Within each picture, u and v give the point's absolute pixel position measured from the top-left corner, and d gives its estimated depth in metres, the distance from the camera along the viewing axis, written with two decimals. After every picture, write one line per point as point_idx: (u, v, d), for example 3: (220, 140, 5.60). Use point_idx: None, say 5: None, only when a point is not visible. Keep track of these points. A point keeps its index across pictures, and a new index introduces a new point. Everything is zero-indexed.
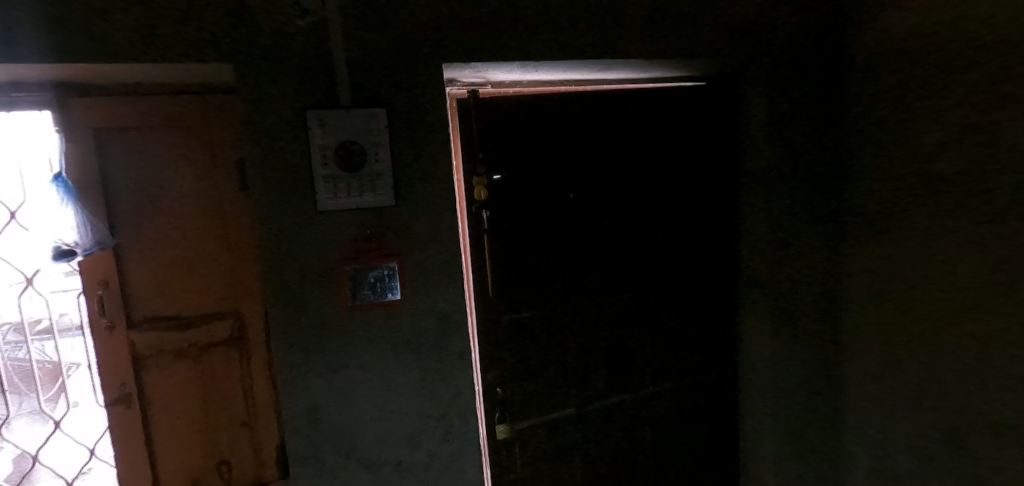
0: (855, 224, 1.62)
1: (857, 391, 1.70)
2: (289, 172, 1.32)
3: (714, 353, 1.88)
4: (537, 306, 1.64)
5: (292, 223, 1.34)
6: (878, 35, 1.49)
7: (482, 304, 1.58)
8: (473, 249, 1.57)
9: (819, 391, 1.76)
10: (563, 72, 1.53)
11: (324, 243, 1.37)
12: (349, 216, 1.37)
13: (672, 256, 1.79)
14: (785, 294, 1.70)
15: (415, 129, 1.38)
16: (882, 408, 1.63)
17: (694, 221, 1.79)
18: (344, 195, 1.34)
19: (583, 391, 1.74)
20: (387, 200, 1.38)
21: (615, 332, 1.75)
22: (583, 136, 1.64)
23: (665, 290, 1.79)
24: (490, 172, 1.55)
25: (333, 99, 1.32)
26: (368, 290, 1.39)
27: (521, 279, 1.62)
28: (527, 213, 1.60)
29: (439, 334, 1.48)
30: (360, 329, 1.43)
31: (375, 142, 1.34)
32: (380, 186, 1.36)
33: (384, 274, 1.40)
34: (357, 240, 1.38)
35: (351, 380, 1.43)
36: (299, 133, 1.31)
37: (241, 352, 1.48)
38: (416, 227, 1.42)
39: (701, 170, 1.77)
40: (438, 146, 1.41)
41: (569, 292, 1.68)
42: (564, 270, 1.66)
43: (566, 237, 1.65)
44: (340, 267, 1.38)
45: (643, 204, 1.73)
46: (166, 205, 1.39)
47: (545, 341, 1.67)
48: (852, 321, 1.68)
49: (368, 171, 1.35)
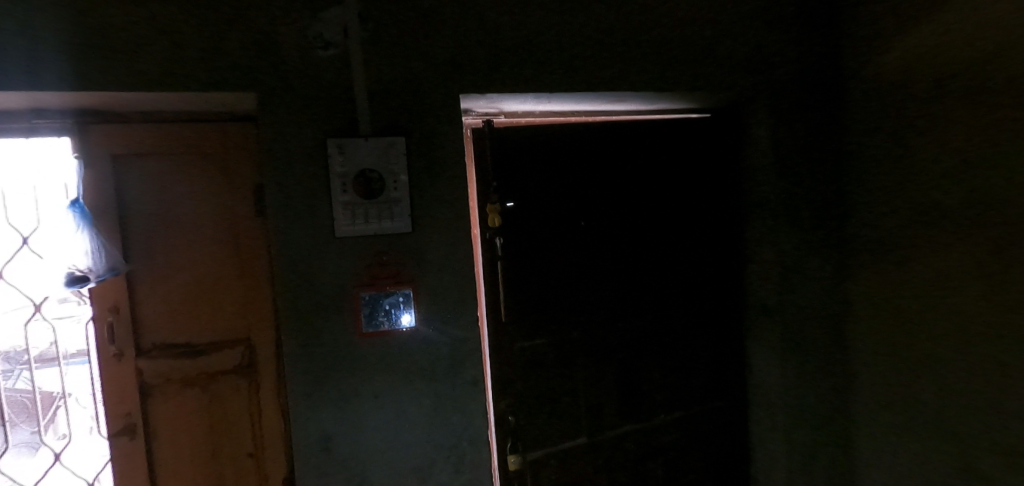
0: (860, 251, 1.66)
1: (868, 418, 1.70)
2: (308, 199, 1.33)
3: (724, 381, 1.87)
4: (549, 333, 1.64)
5: (308, 249, 1.34)
6: (876, 71, 1.56)
7: (494, 331, 1.57)
8: (486, 275, 1.58)
9: (830, 418, 1.76)
10: (574, 103, 1.59)
11: (340, 268, 1.37)
12: (365, 242, 1.37)
13: (682, 284, 1.80)
14: (795, 321, 1.72)
15: (432, 157, 1.40)
16: (894, 436, 1.63)
17: (702, 249, 1.81)
18: (362, 221, 1.35)
19: (595, 419, 1.72)
20: (404, 228, 1.38)
21: (626, 359, 1.75)
22: (594, 164, 1.67)
23: (675, 317, 1.80)
24: (504, 199, 1.57)
25: (353, 127, 1.34)
26: (383, 317, 1.38)
27: (533, 306, 1.62)
28: (539, 240, 1.61)
29: (453, 361, 1.46)
30: (375, 356, 1.41)
31: (394, 170, 1.36)
32: (397, 213, 1.37)
33: (399, 301, 1.39)
34: (373, 266, 1.38)
35: (364, 407, 1.41)
36: (318, 160, 1.32)
37: (251, 381, 1.45)
38: (432, 252, 1.42)
39: (709, 198, 1.80)
40: (454, 173, 1.42)
41: (580, 319, 1.68)
42: (576, 297, 1.67)
43: (578, 263, 1.66)
44: (356, 293, 1.37)
45: (653, 232, 1.75)
46: (181, 232, 1.39)
47: (556, 369, 1.66)
48: (860, 347, 1.69)
49: (386, 198, 1.36)
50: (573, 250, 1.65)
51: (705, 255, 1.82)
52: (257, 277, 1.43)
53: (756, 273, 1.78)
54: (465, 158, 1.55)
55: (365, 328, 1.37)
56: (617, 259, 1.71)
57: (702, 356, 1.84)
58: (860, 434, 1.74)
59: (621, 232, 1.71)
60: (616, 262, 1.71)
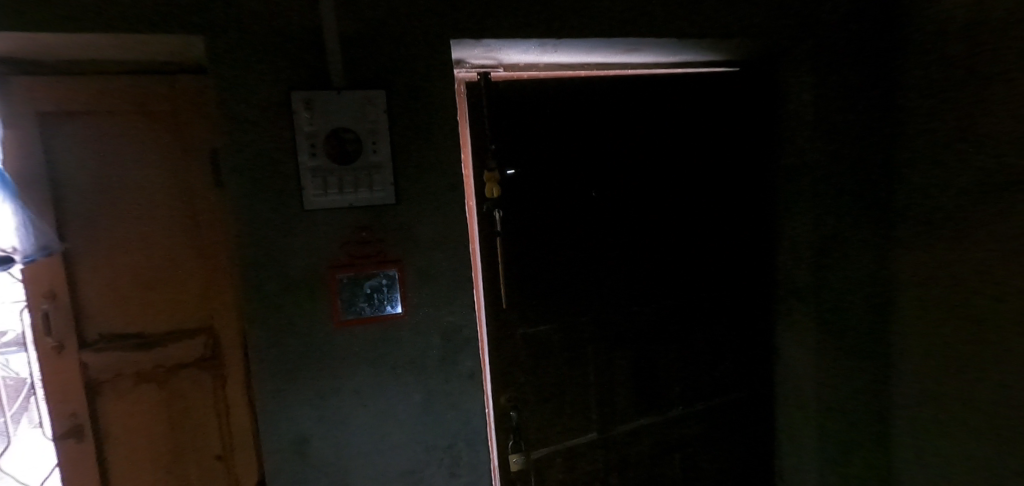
0: (909, 227, 1.45)
1: (912, 414, 1.51)
2: (271, 165, 1.12)
3: (749, 369, 1.70)
4: (555, 319, 1.45)
5: (273, 224, 1.14)
6: (942, 12, 1.32)
7: (493, 318, 1.38)
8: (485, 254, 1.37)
9: (869, 413, 1.57)
10: (585, 54, 1.35)
11: (311, 246, 1.17)
12: (341, 215, 1.17)
13: (704, 262, 1.61)
14: (834, 303, 1.52)
15: (419, 115, 1.19)
16: (939, 436, 1.45)
17: (727, 222, 1.61)
18: (336, 191, 1.14)
19: (607, 413, 1.54)
20: (387, 199, 1.18)
21: (641, 347, 1.56)
22: (607, 126, 1.46)
23: (697, 299, 1.61)
24: (503, 166, 1.36)
25: (322, 78, 1.12)
26: (363, 303, 1.20)
27: (537, 288, 1.42)
28: (543, 213, 1.41)
29: (445, 353, 1.28)
30: (355, 347, 1.23)
31: (373, 131, 1.15)
32: (377, 181, 1.16)
33: (383, 284, 1.20)
34: (351, 244, 1.18)
35: (344, 405, 1.23)
36: (282, 118, 1.11)
37: (216, 375, 1.27)
38: (420, 227, 1.22)
39: (736, 163, 1.59)
40: (445, 136, 1.21)
41: (590, 302, 1.49)
42: (586, 278, 1.47)
43: (588, 239, 1.46)
44: (331, 276, 1.18)
45: (671, 203, 1.55)
46: (124, 204, 1.18)
47: (564, 359, 1.47)
48: (904, 334, 1.50)
49: (364, 163, 1.15)
50: (581, 226, 1.45)
51: (733, 229, 1.62)
52: (213, 255, 1.22)
53: (789, 249, 1.58)
54: (458, 117, 1.33)
55: (343, 317, 1.19)
56: (631, 236, 1.51)
57: (726, 341, 1.66)
58: (899, 431, 1.55)
59: (636, 204, 1.51)
60: (630, 240, 1.51)
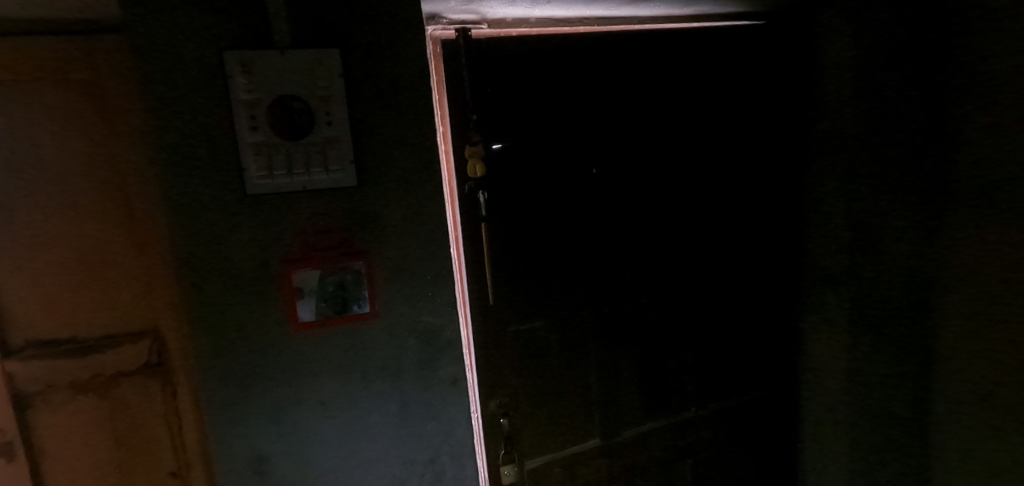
0: (951, 207, 1.17)
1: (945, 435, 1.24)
2: (206, 142, 0.94)
3: (770, 363, 1.53)
4: (551, 315, 1.28)
5: (211, 213, 0.96)
6: None
7: (480, 314, 1.21)
8: (468, 243, 1.19)
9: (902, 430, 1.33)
10: (583, 5, 1.14)
11: (257, 239, 0.99)
12: (292, 202, 0.99)
13: (721, 248, 1.42)
14: (873, 294, 1.33)
15: (383, 81, 1.00)
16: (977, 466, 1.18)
17: (748, 201, 1.42)
18: (284, 172, 0.97)
19: (611, 417, 1.38)
20: (347, 182, 1.00)
21: (649, 343, 1.39)
22: (609, 91, 1.26)
23: (713, 289, 1.43)
24: (488, 140, 1.17)
25: (262, 36, 0.93)
26: (325, 303, 1.04)
27: (530, 281, 1.25)
28: (536, 194, 1.22)
29: (423, 357, 1.12)
30: (317, 353, 1.06)
31: (328, 101, 0.97)
32: (333, 159, 0.98)
33: (347, 281, 1.04)
34: (308, 235, 1.01)
35: (307, 418, 1.08)
36: (216, 86, 0.93)
37: (164, 384, 1.11)
38: (387, 214, 1.04)
39: (760, 133, 1.40)
40: (416, 106, 1.03)
41: (592, 295, 1.31)
42: (586, 267, 1.29)
43: (588, 224, 1.28)
44: (286, 273, 1.01)
45: (683, 181, 1.35)
46: (38, 190, 0.99)
47: (562, 359, 1.31)
48: (943, 340, 1.22)
49: (317, 137, 0.97)
50: (580, 210, 1.27)
51: (754, 208, 1.43)
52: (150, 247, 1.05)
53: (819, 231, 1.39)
54: (433, 82, 1.13)
55: (302, 320, 1.04)
56: (637, 220, 1.32)
57: (745, 335, 1.48)
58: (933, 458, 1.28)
59: (642, 183, 1.32)
60: (636, 224, 1.32)
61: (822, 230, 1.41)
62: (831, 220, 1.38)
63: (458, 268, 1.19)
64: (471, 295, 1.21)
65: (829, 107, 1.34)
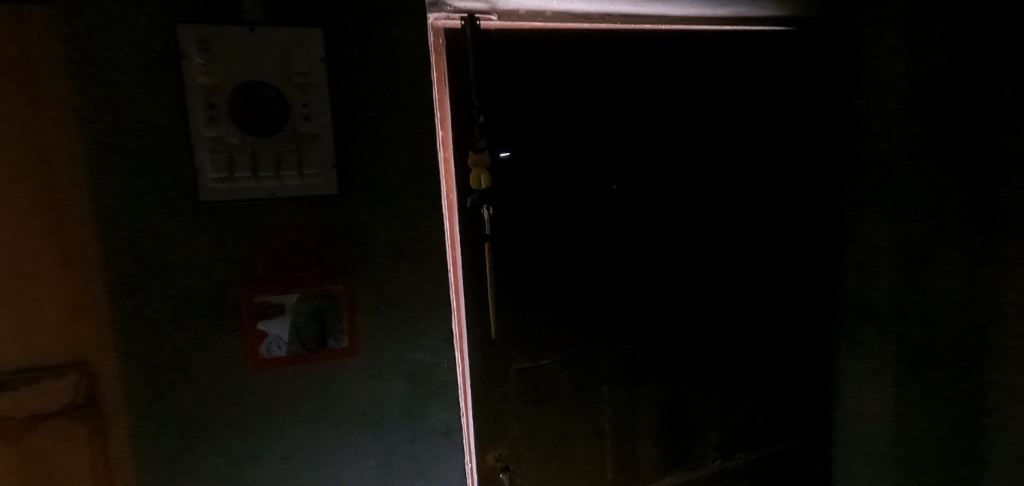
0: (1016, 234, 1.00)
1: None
2: (152, 134, 0.76)
3: (803, 409, 1.36)
4: (561, 352, 1.10)
5: (156, 221, 0.78)
6: None
7: (480, 350, 1.03)
8: (470, 267, 1.01)
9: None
10: None
11: (211, 256, 0.81)
12: (257, 211, 0.81)
13: (752, 276, 1.26)
14: (922, 335, 1.17)
15: (376, 70, 0.84)
16: None
17: (782, 227, 1.26)
18: (247, 174, 0.78)
19: (627, 471, 1.20)
20: (326, 189, 0.82)
21: (672, 386, 1.21)
22: (633, 97, 1.11)
23: (741, 325, 1.26)
24: (495, 148, 1.00)
25: (228, 10, 0.76)
26: (294, 335, 0.86)
27: (538, 312, 1.07)
28: (548, 212, 1.06)
29: (411, 402, 0.93)
30: (281, 397, 0.87)
31: (304, 90, 0.79)
32: (309, 161, 0.81)
33: (322, 308, 0.86)
34: (274, 252, 0.83)
35: (265, 476, 0.88)
36: (168, 67, 0.76)
37: (97, 430, 0.81)
38: (373, 228, 0.87)
39: (796, 151, 1.26)
40: (414, 102, 0.87)
41: (608, 329, 1.14)
42: (603, 297, 1.12)
43: (606, 247, 1.11)
44: (246, 298, 0.83)
45: (710, 201, 1.20)
46: None
47: (572, 402, 1.13)
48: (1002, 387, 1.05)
49: (289, 134, 0.79)
50: (597, 232, 1.10)
51: (790, 233, 1.27)
52: (71, 243, 0.77)
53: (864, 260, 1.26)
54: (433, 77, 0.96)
55: (264, 359, 0.85)
56: (660, 245, 1.16)
57: (776, 377, 1.31)
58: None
59: (667, 203, 1.16)
60: (659, 249, 1.16)
61: (866, 259, 1.25)
62: (876, 249, 1.23)
63: (455, 296, 1.01)
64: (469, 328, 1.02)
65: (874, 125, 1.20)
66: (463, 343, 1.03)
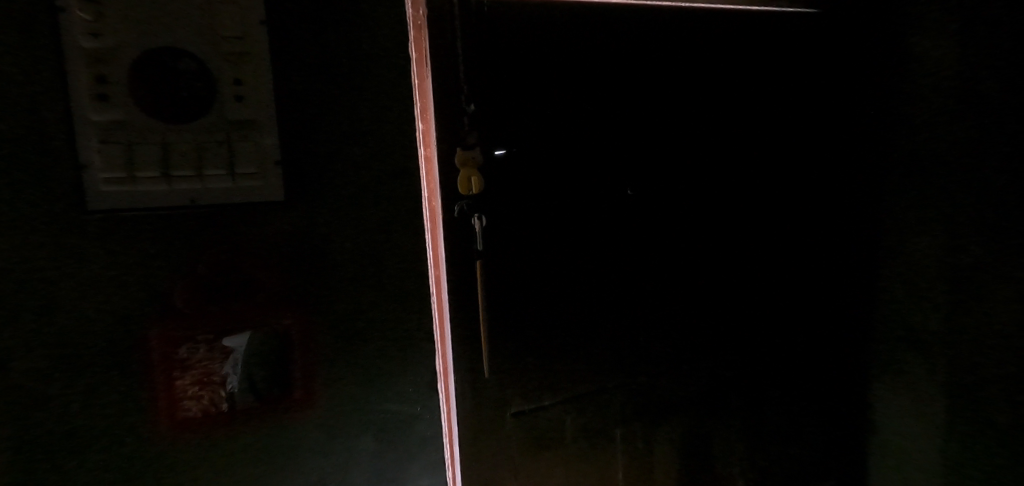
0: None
1: None
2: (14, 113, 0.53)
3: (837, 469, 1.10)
4: (573, 398, 0.88)
5: (30, 236, 0.55)
6: None
7: (469, 401, 0.80)
8: (456, 298, 0.77)
9: None
10: None
11: (105, 289, 0.59)
12: (172, 223, 0.59)
13: (798, 308, 1.01)
14: (989, 390, 0.88)
15: (336, 44, 0.65)
16: None
17: (827, 244, 1.01)
18: (153, 174, 0.56)
19: None
20: (268, 194, 0.62)
21: (701, 435, 1.00)
22: (662, 81, 0.88)
23: (785, 365, 1.03)
24: (489, 145, 0.76)
25: None
26: (227, 384, 0.65)
27: (541, 353, 0.85)
28: (555, 227, 0.82)
29: (387, 461, 0.74)
30: (207, 472, 0.65)
31: (237, 60, 0.59)
32: (244, 157, 0.59)
33: (264, 348, 0.66)
34: (195, 276, 0.61)
35: None
36: (40, 19, 0.53)
37: None
38: (334, 245, 0.67)
39: (835, 148, 1.00)
40: (387, 86, 0.68)
41: (633, 367, 0.92)
42: (623, 330, 0.90)
43: (627, 269, 0.88)
44: (155, 340, 0.61)
45: (752, 214, 0.96)
46: None
47: (586, 457, 0.91)
48: None
49: (216, 119, 0.58)
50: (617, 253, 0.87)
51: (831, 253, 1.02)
52: None
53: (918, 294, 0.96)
54: (409, 45, 0.70)
55: (183, 420, 0.63)
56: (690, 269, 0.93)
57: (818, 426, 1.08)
58: None
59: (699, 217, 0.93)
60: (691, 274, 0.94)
61: (912, 285, 0.97)
62: (927, 276, 0.94)
63: (441, 335, 0.77)
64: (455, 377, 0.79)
65: (930, 115, 0.91)
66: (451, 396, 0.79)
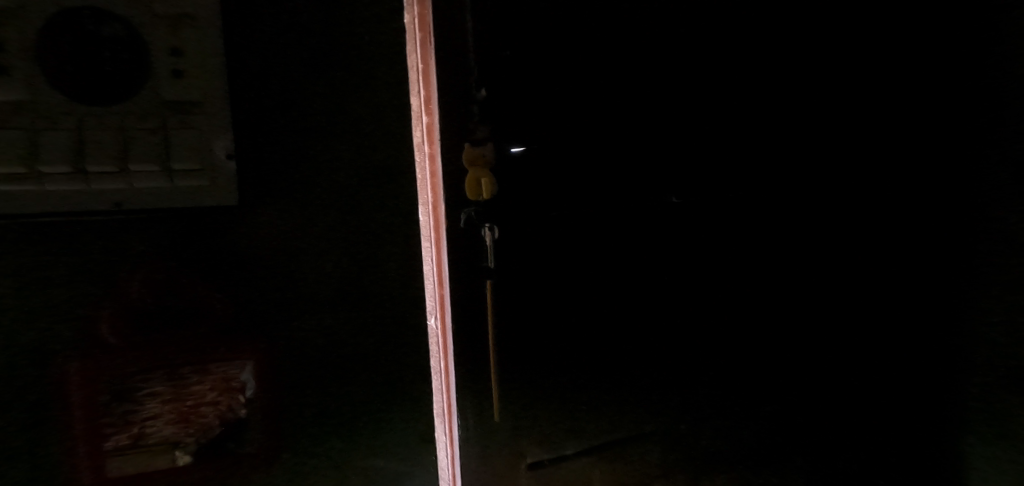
0: None
1: None
2: None
3: None
4: (607, 455, 0.71)
5: None
6: None
7: (478, 455, 0.65)
8: (465, 329, 0.62)
9: None
10: None
11: (6, 321, 0.46)
12: (103, 232, 0.47)
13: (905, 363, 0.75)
14: None
15: (313, 20, 0.54)
16: None
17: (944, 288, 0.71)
18: (63, 167, 0.43)
19: None
20: (217, 200, 0.48)
21: None
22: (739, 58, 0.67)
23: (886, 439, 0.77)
24: (505, 142, 0.61)
25: None
26: (168, 432, 0.51)
27: (569, 399, 0.67)
28: (593, 242, 0.65)
29: None
30: None
31: (176, 26, 0.46)
32: (183, 150, 0.46)
33: (217, 387, 0.53)
34: (130, 301, 0.49)
35: None
36: None
37: None
38: (305, 263, 0.55)
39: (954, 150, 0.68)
40: (376, 71, 0.56)
41: (685, 421, 0.73)
42: (674, 374, 0.72)
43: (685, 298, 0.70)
44: (70, 373, 0.48)
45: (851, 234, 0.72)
46: None
47: None
48: None
49: (150, 102, 0.45)
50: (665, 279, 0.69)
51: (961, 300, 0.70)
52: None
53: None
54: (410, 19, 0.57)
55: (191, 441, 0.52)
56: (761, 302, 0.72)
57: None
58: None
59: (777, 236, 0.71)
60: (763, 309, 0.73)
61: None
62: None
63: (444, 375, 0.62)
64: (460, 427, 0.64)
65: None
66: (455, 450, 0.64)
